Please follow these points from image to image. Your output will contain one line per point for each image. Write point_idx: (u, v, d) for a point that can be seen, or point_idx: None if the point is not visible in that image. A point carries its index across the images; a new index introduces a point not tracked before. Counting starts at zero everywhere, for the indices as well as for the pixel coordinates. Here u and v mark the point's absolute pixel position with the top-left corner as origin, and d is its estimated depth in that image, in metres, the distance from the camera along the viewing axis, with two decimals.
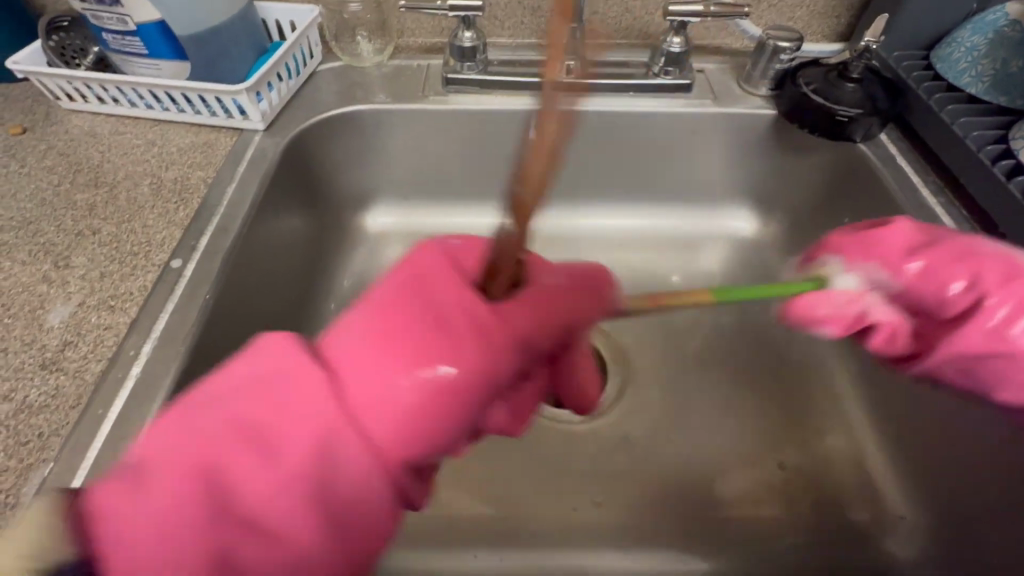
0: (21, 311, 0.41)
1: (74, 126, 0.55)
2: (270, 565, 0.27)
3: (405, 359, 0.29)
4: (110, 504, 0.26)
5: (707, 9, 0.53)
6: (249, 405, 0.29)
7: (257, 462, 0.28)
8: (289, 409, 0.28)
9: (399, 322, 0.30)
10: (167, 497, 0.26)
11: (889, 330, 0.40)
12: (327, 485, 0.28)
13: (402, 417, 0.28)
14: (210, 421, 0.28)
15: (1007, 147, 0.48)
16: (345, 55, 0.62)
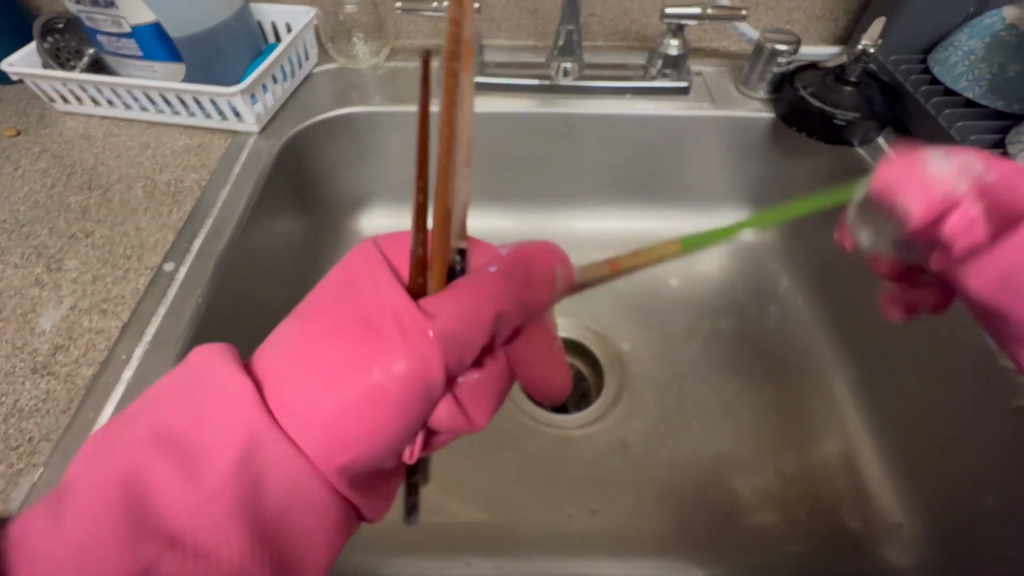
0: (12, 315, 0.40)
1: (68, 128, 0.54)
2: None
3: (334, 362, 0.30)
4: (33, 526, 0.25)
5: (704, 12, 0.53)
6: (177, 418, 0.29)
7: (186, 475, 0.27)
8: (220, 421, 0.29)
9: (328, 328, 0.31)
10: (87, 517, 0.25)
11: (966, 214, 0.36)
12: (260, 495, 0.28)
13: (335, 422, 0.29)
14: (140, 439, 0.28)
15: (1004, 151, 0.47)
16: (341, 57, 0.62)
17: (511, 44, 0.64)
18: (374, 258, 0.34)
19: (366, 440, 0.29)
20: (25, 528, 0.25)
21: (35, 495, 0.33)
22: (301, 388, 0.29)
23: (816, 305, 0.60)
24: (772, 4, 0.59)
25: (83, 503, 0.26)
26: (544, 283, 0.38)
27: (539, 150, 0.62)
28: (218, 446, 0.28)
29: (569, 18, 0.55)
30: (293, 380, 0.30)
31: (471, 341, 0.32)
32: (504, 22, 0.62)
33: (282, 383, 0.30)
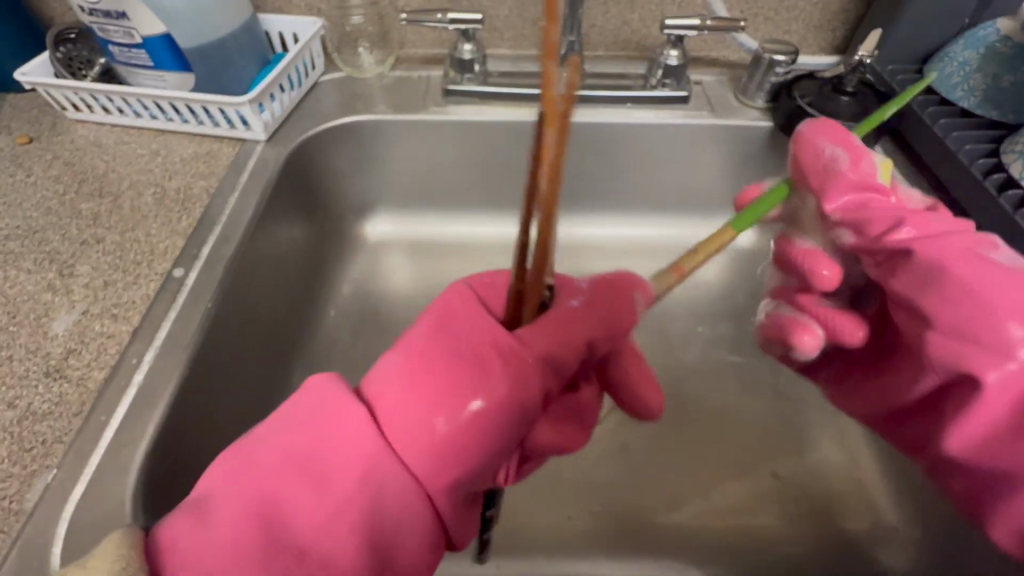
0: (26, 319, 0.41)
1: (79, 136, 0.56)
2: None
3: (435, 394, 0.30)
4: (179, 540, 0.28)
5: (703, 23, 0.54)
6: (292, 442, 0.30)
7: (308, 495, 0.29)
8: (333, 444, 0.30)
9: (429, 358, 0.31)
10: (228, 532, 0.28)
11: (853, 209, 0.38)
12: (372, 514, 0.29)
13: (439, 447, 0.30)
14: (264, 461, 0.30)
15: (998, 161, 0.48)
16: (347, 67, 0.63)
17: (513, 53, 0.65)
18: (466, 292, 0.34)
19: (471, 468, 0.30)
20: (166, 539, 0.28)
21: (48, 496, 0.34)
22: (408, 418, 0.30)
23: None
24: (771, 15, 0.60)
25: (220, 519, 0.28)
26: (628, 305, 0.34)
27: None
28: (337, 469, 0.29)
29: (570, 29, 0.56)
30: (400, 408, 0.30)
31: (562, 370, 0.32)
32: (506, 32, 0.63)
33: (389, 410, 0.31)
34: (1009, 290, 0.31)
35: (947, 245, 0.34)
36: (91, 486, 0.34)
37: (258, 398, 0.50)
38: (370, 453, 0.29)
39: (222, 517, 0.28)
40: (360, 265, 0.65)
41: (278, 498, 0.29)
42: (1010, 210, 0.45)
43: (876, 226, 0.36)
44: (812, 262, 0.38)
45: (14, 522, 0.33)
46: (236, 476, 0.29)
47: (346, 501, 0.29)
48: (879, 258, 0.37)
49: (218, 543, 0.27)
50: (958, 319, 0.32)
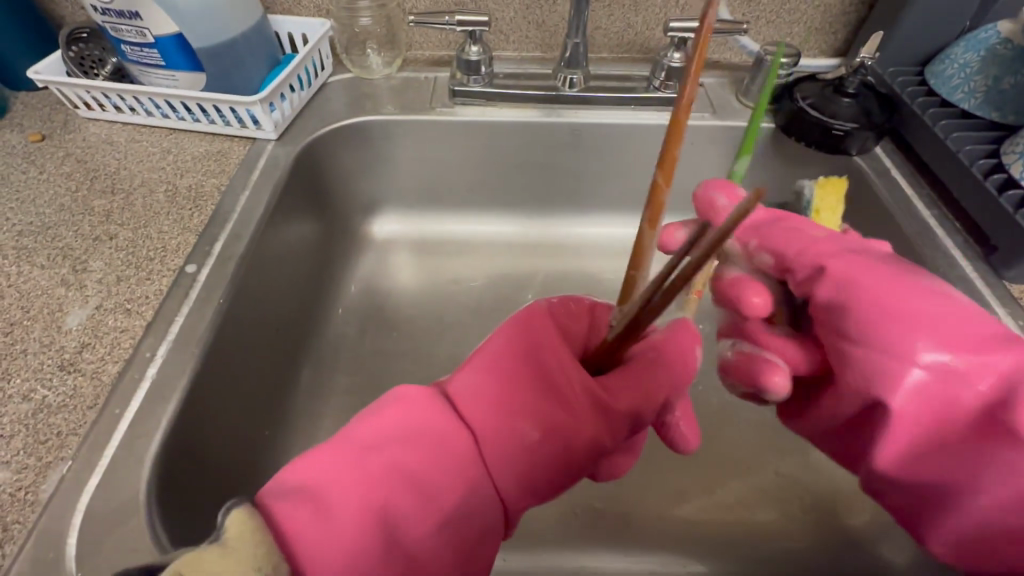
0: (40, 313, 0.42)
1: (91, 134, 0.56)
2: None
3: (527, 413, 0.32)
4: (299, 529, 0.27)
5: (707, 26, 0.55)
6: (400, 450, 0.30)
7: (415, 501, 0.29)
8: (437, 454, 0.31)
9: (519, 380, 0.33)
10: (350, 528, 0.27)
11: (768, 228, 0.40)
12: (466, 527, 0.31)
13: (530, 466, 0.32)
14: (375, 465, 0.30)
15: (998, 161, 0.49)
16: (355, 68, 0.64)
17: (518, 55, 0.66)
18: (545, 320, 0.36)
19: (545, 485, 0.33)
20: (289, 531, 0.27)
21: (63, 487, 0.34)
22: (501, 429, 0.32)
23: None
24: (773, 18, 0.61)
25: (341, 512, 0.28)
26: (687, 365, 0.37)
27: (547, 157, 0.63)
28: (439, 477, 0.30)
29: (575, 31, 0.57)
30: (491, 423, 0.32)
31: (638, 424, 0.35)
32: (512, 34, 0.64)
33: (480, 424, 0.32)
34: (918, 302, 0.32)
35: (863, 265, 0.35)
36: (105, 478, 0.34)
37: (268, 392, 0.50)
38: (464, 463, 0.31)
39: (337, 515, 0.28)
40: (367, 263, 0.65)
41: (386, 499, 0.29)
42: (1010, 211, 0.46)
43: (795, 250, 0.38)
44: (741, 290, 0.37)
45: (30, 513, 0.33)
46: (340, 474, 0.29)
47: (440, 507, 0.30)
48: (799, 276, 0.37)
49: (337, 542, 0.27)
50: (871, 334, 0.33)
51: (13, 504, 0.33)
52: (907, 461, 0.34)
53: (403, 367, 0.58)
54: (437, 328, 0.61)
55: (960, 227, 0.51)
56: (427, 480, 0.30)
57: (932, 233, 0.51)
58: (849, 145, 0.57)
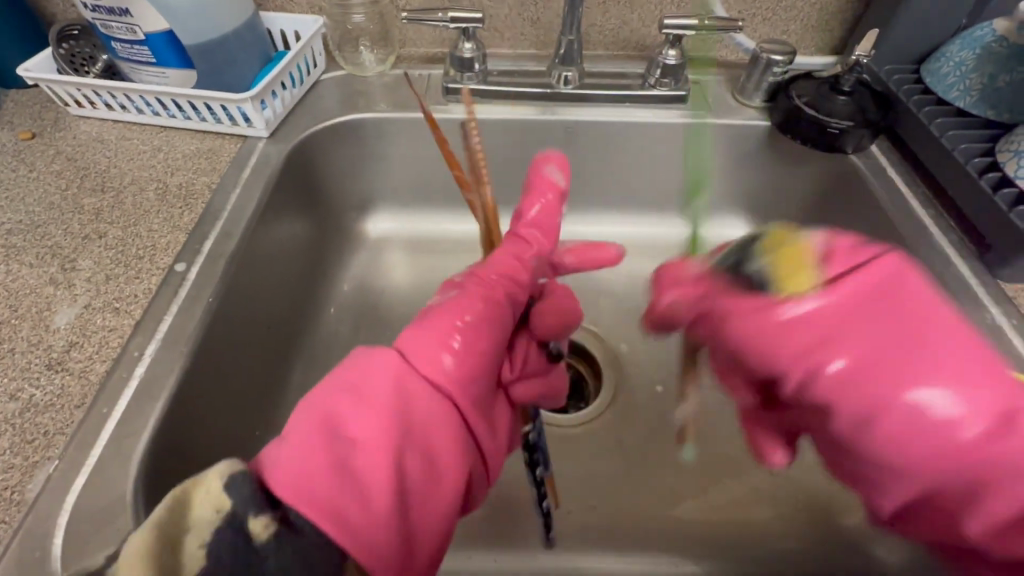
0: (28, 312, 0.42)
1: (82, 132, 0.56)
2: (382, 512, 0.27)
3: (449, 326, 0.34)
4: (267, 456, 0.27)
5: (701, 23, 0.54)
6: (342, 377, 0.31)
7: (357, 407, 0.29)
8: (371, 367, 0.31)
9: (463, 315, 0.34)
10: (302, 441, 0.27)
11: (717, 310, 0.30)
12: (414, 433, 0.29)
13: (463, 363, 0.33)
14: (322, 392, 0.30)
15: (993, 159, 0.49)
16: (348, 65, 0.64)
17: (513, 53, 0.65)
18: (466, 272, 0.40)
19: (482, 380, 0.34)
20: (259, 461, 0.27)
21: (49, 487, 0.34)
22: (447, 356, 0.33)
23: None
24: (768, 16, 0.61)
25: (297, 432, 0.28)
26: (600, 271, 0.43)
27: (541, 156, 0.63)
28: (377, 384, 0.30)
29: (569, 28, 0.57)
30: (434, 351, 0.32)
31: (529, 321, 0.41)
32: (506, 31, 0.64)
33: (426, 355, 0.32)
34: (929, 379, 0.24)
35: (858, 338, 0.25)
36: (92, 477, 0.34)
37: (259, 392, 0.50)
38: (417, 391, 0.31)
39: (295, 435, 0.27)
40: (360, 262, 0.65)
41: (342, 422, 0.28)
42: (1005, 209, 0.45)
43: (781, 345, 0.27)
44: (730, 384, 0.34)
45: (16, 513, 0.33)
46: (300, 407, 0.29)
47: (398, 433, 0.29)
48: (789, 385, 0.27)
49: (295, 455, 0.26)
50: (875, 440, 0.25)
51: None
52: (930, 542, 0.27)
53: None
54: None
55: (956, 226, 0.51)
56: (380, 404, 0.29)
57: (928, 231, 0.50)
58: (845, 142, 0.56)
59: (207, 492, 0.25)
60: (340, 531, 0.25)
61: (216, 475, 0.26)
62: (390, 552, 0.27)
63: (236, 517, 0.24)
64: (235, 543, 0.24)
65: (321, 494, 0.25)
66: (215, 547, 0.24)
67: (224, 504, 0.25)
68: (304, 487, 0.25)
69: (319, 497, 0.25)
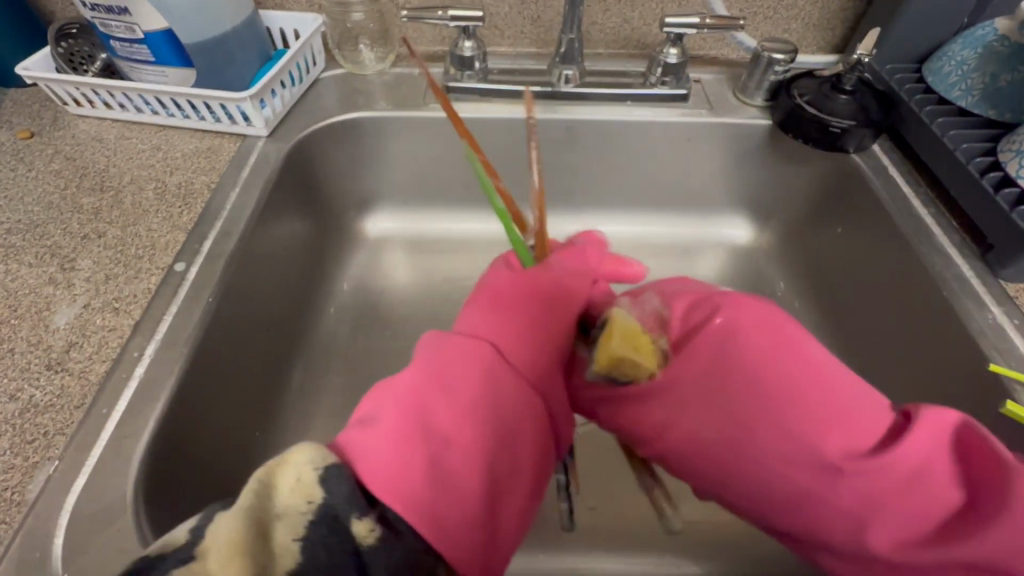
0: (28, 313, 0.42)
1: (81, 131, 0.56)
2: (465, 505, 0.28)
3: (519, 323, 0.37)
4: (358, 445, 0.28)
5: (702, 21, 0.54)
6: (426, 366, 0.32)
7: (443, 397, 0.31)
8: (450, 360, 0.33)
9: (540, 320, 0.38)
10: (393, 427, 0.29)
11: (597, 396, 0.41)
12: (496, 425, 0.31)
13: (537, 354, 0.36)
14: (406, 382, 0.31)
15: (995, 158, 0.48)
16: (348, 64, 0.63)
17: (513, 51, 0.65)
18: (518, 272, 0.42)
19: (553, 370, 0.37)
20: (352, 450, 0.28)
21: (49, 487, 0.34)
22: (530, 359, 0.36)
23: (812, 306, 0.61)
24: (770, 14, 0.61)
25: (386, 420, 0.29)
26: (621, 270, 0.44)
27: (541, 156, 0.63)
28: (460, 375, 0.32)
29: (570, 26, 0.56)
30: (523, 351, 0.36)
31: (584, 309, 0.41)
32: (506, 29, 0.63)
33: (510, 356, 0.35)
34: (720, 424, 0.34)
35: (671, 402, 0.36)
36: (92, 478, 0.34)
37: (259, 392, 0.50)
38: (512, 390, 0.33)
39: (385, 428, 0.29)
40: (360, 262, 0.65)
41: (433, 413, 0.30)
42: (1008, 209, 0.45)
43: (641, 425, 0.37)
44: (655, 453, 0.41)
45: (16, 513, 0.33)
46: (386, 399, 0.30)
47: (489, 433, 0.31)
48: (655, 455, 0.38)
49: (386, 443, 0.28)
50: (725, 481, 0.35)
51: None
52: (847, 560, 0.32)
53: (395, 366, 0.58)
54: (430, 326, 0.61)
55: (957, 226, 0.51)
56: (474, 400, 0.31)
57: (929, 231, 0.50)
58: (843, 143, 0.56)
59: (301, 481, 0.26)
60: (434, 530, 0.26)
61: (309, 466, 0.27)
62: (479, 552, 0.28)
63: (329, 511, 0.25)
64: (327, 540, 0.25)
65: (412, 483, 0.27)
66: (307, 541, 0.25)
67: (317, 496, 0.26)
68: (397, 471, 0.27)
69: (414, 495, 0.26)
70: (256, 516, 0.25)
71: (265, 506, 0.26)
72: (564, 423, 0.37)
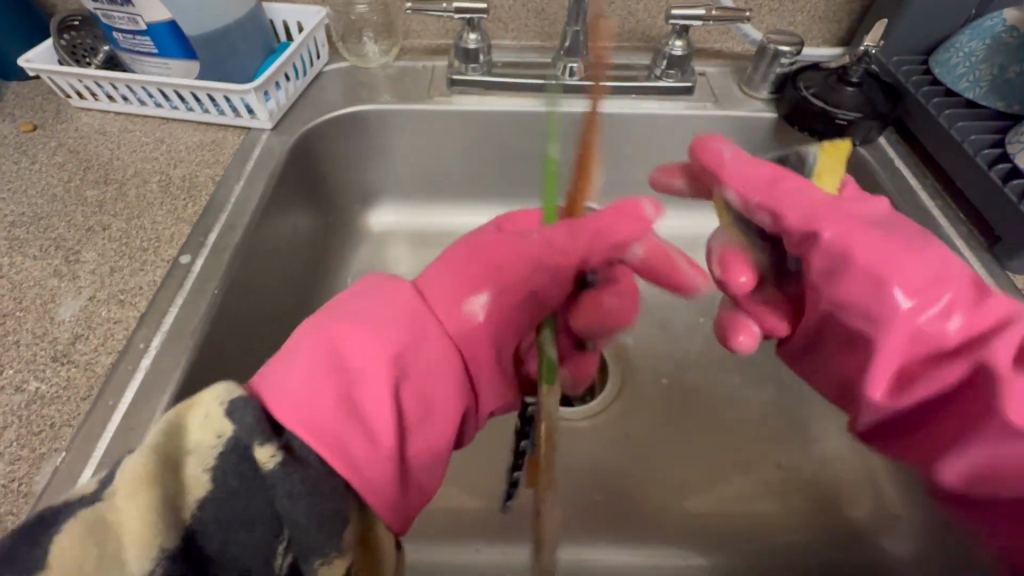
0: (33, 305, 0.41)
1: (84, 124, 0.56)
2: (361, 448, 0.27)
3: (468, 282, 0.35)
4: (270, 372, 0.28)
5: (708, 13, 0.54)
6: (359, 305, 0.32)
7: (366, 335, 0.30)
8: (387, 304, 0.32)
9: (482, 272, 0.36)
10: (308, 358, 0.28)
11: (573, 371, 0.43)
12: (411, 374, 0.30)
13: (479, 310, 0.34)
14: (338, 313, 0.31)
15: (1003, 151, 0.48)
16: (351, 57, 0.63)
17: (517, 44, 0.65)
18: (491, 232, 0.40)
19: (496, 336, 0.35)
20: (262, 379, 0.28)
21: (57, 479, 0.33)
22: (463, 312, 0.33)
23: None
24: (776, 6, 0.61)
25: (304, 351, 0.29)
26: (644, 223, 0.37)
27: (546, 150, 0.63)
28: (388, 316, 0.31)
29: (575, 19, 0.56)
30: (456, 301, 0.34)
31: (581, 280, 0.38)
32: (511, 22, 0.63)
33: (441, 306, 0.34)
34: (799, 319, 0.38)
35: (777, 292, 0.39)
36: (99, 469, 0.34)
37: None
38: (434, 342, 0.32)
39: (299, 358, 0.28)
40: (364, 256, 0.65)
41: (350, 352, 0.29)
42: (1017, 201, 0.45)
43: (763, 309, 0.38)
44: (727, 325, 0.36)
45: (24, 504, 0.32)
46: (306, 332, 0.30)
47: (403, 374, 0.30)
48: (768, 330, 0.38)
49: (297, 374, 0.28)
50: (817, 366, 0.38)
51: (6, 496, 0.33)
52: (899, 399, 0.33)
53: None
54: None
55: (965, 218, 0.50)
56: (392, 341, 0.30)
57: (936, 223, 0.50)
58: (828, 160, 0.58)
59: (209, 416, 0.26)
60: (335, 455, 0.26)
61: (217, 401, 0.26)
62: (386, 485, 0.28)
63: (239, 444, 0.25)
64: (240, 469, 0.25)
65: (309, 417, 0.26)
66: (219, 472, 0.25)
67: (226, 430, 0.25)
68: (298, 402, 0.27)
69: (319, 428, 0.26)
70: (164, 451, 0.25)
71: (174, 442, 0.25)
72: (493, 382, 0.35)
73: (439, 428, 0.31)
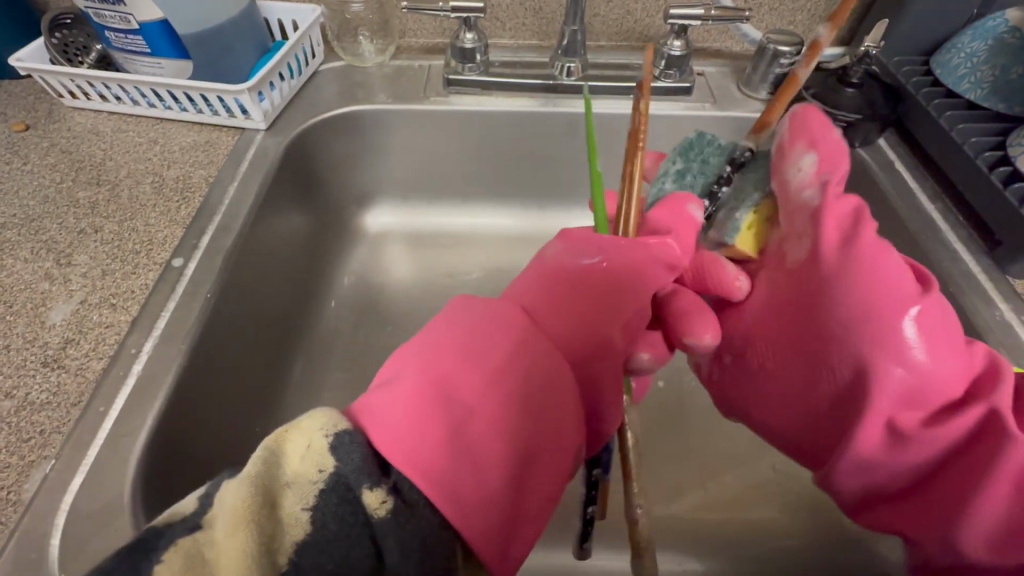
0: (23, 309, 0.41)
1: (76, 124, 0.55)
2: (477, 486, 0.26)
3: (571, 310, 0.34)
4: (370, 403, 0.28)
5: (707, 13, 0.53)
6: (460, 332, 0.31)
7: (469, 369, 0.29)
8: (489, 332, 0.31)
9: (571, 277, 0.35)
10: (408, 393, 0.27)
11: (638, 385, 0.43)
12: (524, 405, 0.29)
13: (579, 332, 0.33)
14: (436, 341, 0.30)
15: (1005, 153, 0.47)
16: (346, 55, 0.62)
17: (515, 43, 0.64)
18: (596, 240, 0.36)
19: (609, 356, 0.33)
20: (361, 409, 0.28)
21: (46, 487, 0.33)
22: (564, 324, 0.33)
23: None
24: (775, 5, 0.60)
25: (405, 386, 0.28)
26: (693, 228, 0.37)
27: (544, 149, 0.62)
28: (494, 345, 0.30)
29: (572, 18, 0.55)
30: (560, 322, 0.33)
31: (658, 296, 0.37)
32: (508, 21, 0.63)
33: (541, 324, 0.33)
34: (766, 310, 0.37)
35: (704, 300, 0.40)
36: (89, 477, 0.33)
37: (260, 388, 0.50)
38: (550, 363, 0.31)
39: (402, 389, 0.28)
40: (360, 256, 0.65)
41: (455, 387, 0.28)
42: (1018, 206, 0.44)
43: None
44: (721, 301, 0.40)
45: (12, 513, 0.32)
46: (407, 359, 0.30)
47: (513, 409, 0.29)
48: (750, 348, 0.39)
49: (400, 408, 0.27)
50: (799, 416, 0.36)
51: None
52: (882, 464, 0.32)
53: None
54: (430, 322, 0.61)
55: (967, 225, 0.49)
56: (495, 370, 0.29)
57: (938, 226, 0.49)
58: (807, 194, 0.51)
59: (312, 449, 0.25)
60: (447, 502, 0.25)
61: (320, 431, 0.26)
62: (490, 527, 0.27)
63: (341, 482, 0.25)
64: (340, 511, 0.24)
65: (417, 457, 0.26)
66: (318, 513, 0.24)
67: (328, 466, 0.25)
68: (401, 440, 0.26)
69: (424, 466, 0.26)
70: (263, 484, 0.25)
71: (273, 473, 0.25)
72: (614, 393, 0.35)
73: (549, 466, 0.29)
